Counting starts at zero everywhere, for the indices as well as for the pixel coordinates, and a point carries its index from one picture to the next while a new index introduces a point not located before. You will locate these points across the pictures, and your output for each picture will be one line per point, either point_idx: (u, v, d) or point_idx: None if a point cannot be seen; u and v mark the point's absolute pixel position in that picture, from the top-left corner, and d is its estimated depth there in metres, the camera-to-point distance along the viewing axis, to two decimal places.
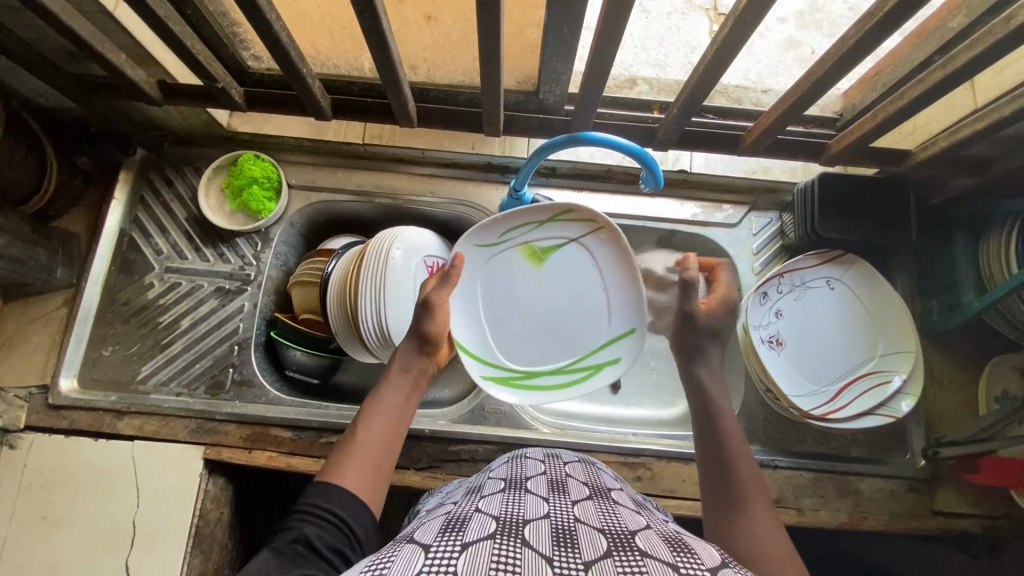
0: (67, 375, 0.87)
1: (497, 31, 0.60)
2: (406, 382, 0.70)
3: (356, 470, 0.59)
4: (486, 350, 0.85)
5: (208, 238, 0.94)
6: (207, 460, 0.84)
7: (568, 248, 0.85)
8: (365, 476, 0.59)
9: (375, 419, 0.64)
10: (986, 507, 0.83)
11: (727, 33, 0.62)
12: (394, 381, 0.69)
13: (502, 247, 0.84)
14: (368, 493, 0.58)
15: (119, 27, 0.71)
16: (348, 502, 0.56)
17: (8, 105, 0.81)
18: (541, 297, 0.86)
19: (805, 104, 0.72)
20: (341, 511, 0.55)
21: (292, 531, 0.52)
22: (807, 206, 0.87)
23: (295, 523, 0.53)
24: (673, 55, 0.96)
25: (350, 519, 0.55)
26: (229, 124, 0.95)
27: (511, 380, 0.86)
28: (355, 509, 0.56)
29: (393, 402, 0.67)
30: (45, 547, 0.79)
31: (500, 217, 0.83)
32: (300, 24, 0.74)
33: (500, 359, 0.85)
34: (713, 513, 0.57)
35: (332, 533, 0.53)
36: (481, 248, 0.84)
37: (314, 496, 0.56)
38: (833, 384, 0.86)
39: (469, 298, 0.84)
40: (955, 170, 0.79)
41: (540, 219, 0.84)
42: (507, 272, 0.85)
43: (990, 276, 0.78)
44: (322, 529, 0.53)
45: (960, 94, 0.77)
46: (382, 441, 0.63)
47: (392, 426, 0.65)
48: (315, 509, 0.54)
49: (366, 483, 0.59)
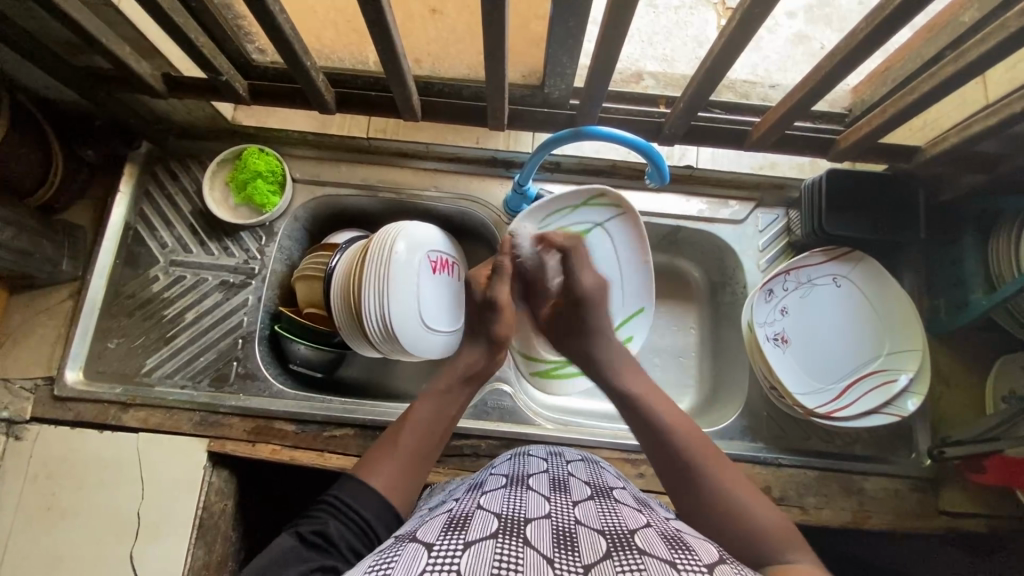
0: (72, 367, 0.87)
1: (502, 25, 0.60)
2: (451, 388, 0.70)
3: (392, 471, 0.59)
4: (529, 346, 0.92)
5: (212, 232, 0.94)
6: (212, 453, 0.84)
7: (595, 232, 0.86)
8: (399, 478, 0.59)
9: (418, 423, 0.65)
10: (991, 507, 0.83)
11: (734, 29, 0.61)
12: (444, 386, 0.70)
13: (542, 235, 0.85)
14: (399, 495, 0.58)
15: (125, 19, 0.71)
16: (379, 500, 0.56)
17: (13, 97, 0.82)
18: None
19: (814, 99, 0.71)
20: (369, 513, 0.55)
21: (318, 521, 0.53)
22: (813, 203, 0.86)
23: (320, 514, 0.54)
24: (680, 49, 0.94)
25: (375, 521, 0.54)
26: (235, 118, 0.95)
27: (553, 373, 0.92)
28: (382, 511, 0.55)
29: (432, 407, 0.67)
30: (51, 537, 0.80)
31: (541, 205, 0.82)
32: (304, 17, 0.74)
33: (541, 353, 0.92)
34: (684, 498, 0.58)
35: (354, 533, 0.53)
36: (521, 237, 0.85)
37: (345, 489, 0.56)
38: (839, 381, 0.86)
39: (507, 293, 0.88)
40: (964, 167, 0.78)
41: (573, 205, 0.84)
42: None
43: (997, 275, 0.77)
44: (346, 526, 0.53)
45: (971, 90, 0.76)
46: (419, 444, 0.63)
47: (429, 433, 0.65)
48: (343, 503, 0.55)
49: (399, 487, 0.59)
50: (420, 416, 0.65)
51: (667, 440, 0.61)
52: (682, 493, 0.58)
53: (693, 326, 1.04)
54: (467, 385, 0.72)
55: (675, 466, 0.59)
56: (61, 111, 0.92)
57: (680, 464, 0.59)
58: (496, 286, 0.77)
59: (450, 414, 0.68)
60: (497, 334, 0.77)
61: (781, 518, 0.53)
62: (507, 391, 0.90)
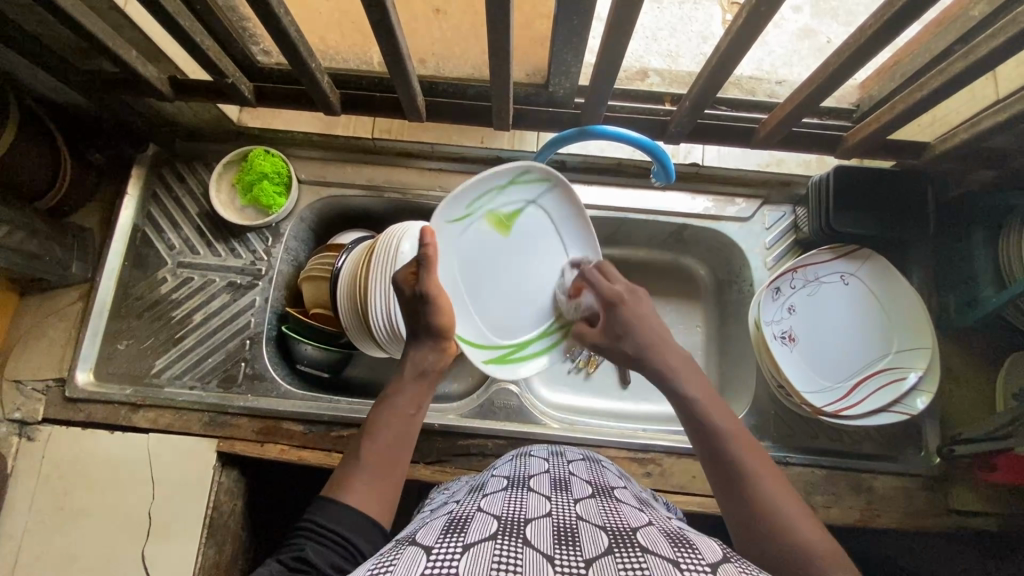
0: (83, 369, 0.88)
1: (506, 26, 0.60)
2: (413, 382, 0.65)
3: (357, 483, 0.58)
4: (480, 333, 0.78)
5: (219, 233, 0.95)
6: (221, 453, 0.85)
7: (528, 211, 0.80)
8: (370, 490, 0.58)
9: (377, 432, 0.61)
10: (1001, 506, 0.82)
11: (742, 24, 0.60)
12: (403, 388, 0.65)
13: (470, 220, 0.75)
14: (375, 506, 0.57)
15: (128, 22, 0.71)
16: (348, 513, 0.55)
17: (23, 102, 0.82)
18: (518, 266, 0.79)
19: (822, 96, 0.70)
20: (345, 528, 0.54)
21: (297, 547, 0.53)
22: (821, 199, 0.85)
23: (298, 539, 0.53)
24: (685, 45, 0.94)
25: (353, 536, 0.54)
26: (241, 121, 0.97)
27: (508, 358, 0.81)
28: (359, 525, 0.55)
29: (394, 409, 0.63)
30: (62, 537, 0.81)
31: (461, 186, 0.72)
32: (308, 19, 0.74)
33: (492, 339, 0.79)
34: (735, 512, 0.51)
35: (333, 551, 0.52)
36: (449, 224, 0.73)
37: (317, 509, 0.56)
38: (847, 379, 0.86)
39: (452, 283, 0.74)
40: (975, 162, 0.77)
41: (500, 184, 0.76)
42: (475, 246, 0.77)
43: (1006, 270, 0.76)
44: (327, 546, 0.53)
45: (982, 84, 0.75)
46: (384, 451, 0.60)
47: (396, 440, 0.61)
48: (316, 523, 0.54)
49: (373, 495, 0.57)
50: (382, 424, 0.62)
51: (717, 449, 0.55)
52: (731, 506, 0.52)
53: (699, 324, 1.04)
54: (422, 381, 0.66)
55: (716, 457, 0.54)
56: (69, 115, 0.93)
57: (735, 475, 0.53)
58: (427, 278, 0.65)
59: (415, 407, 0.64)
60: (438, 323, 0.67)
61: (830, 540, 0.48)
62: (514, 390, 0.90)
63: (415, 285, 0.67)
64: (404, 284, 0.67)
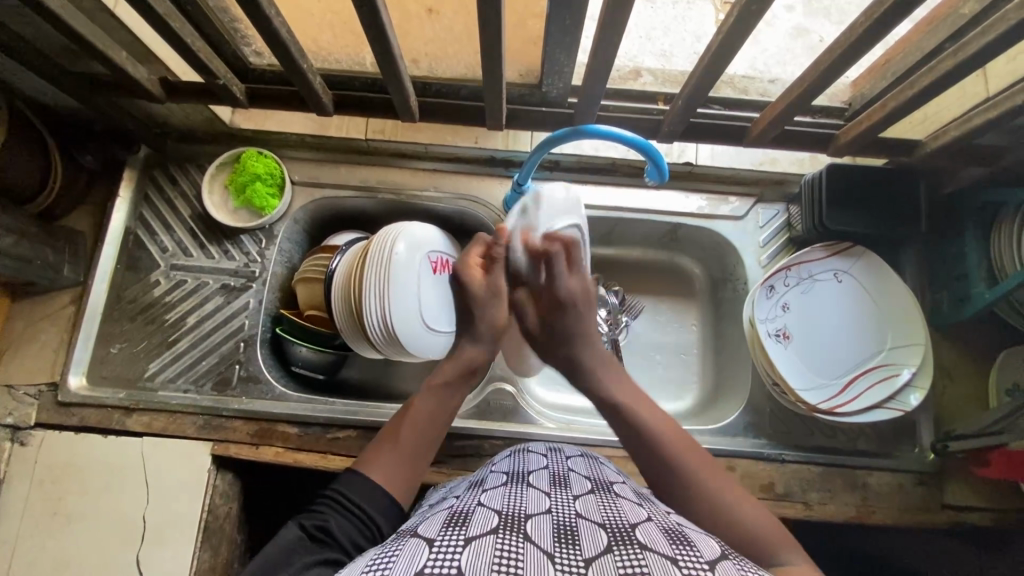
0: (76, 373, 0.88)
1: (499, 26, 0.60)
2: (456, 379, 0.68)
3: (389, 461, 0.58)
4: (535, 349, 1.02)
5: (212, 235, 0.94)
6: (215, 456, 0.84)
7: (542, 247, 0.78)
8: (399, 470, 0.58)
9: (419, 416, 0.63)
10: (994, 500, 0.83)
11: (733, 23, 0.60)
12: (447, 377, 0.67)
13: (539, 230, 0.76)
14: (400, 488, 0.57)
15: (119, 23, 0.71)
16: (375, 489, 0.55)
17: (11, 103, 0.81)
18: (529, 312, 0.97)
19: (814, 95, 0.70)
20: (369, 506, 0.54)
21: (320, 516, 0.52)
22: (815, 198, 0.85)
23: (321, 508, 0.53)
24: (678, 44, 0.94)
25: (376, 515, 0.53)
26: (233, 121, 0.97)
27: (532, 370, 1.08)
28: (384, 506, 0.54)
29: (436, 399, 0.65)
30: (55, 542, 0.80)
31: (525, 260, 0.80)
32: (299, 19, 0.74)
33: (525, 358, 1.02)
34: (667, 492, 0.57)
35: (354, 527, 0.52)
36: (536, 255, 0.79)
37: (343, 483, 0.55)
38: (842, 376, 0.86)
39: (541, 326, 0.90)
40: (967, 160, 0.77)
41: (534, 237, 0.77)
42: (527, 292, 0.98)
43: (998, 266, 0.77)
44: (349, 520, 0.52)
45: (971, 83, 0.76)
46: (421, 438, 0.61)
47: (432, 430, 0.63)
48: (341, 497, 0.54)
49: (400, 477, 0.58)
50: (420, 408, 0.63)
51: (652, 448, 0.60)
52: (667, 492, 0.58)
53: (694, 322, 1.04)
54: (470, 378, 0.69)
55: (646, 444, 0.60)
56: (59, 117, 0.92)
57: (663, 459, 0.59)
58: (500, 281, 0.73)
59: (451, 406, 0.66)
60: (492, 321, 0.72)
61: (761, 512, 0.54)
62: (510, 391, 0.90)
63: (485, 277, 0.73)
64: (472, 274, 0.73)
